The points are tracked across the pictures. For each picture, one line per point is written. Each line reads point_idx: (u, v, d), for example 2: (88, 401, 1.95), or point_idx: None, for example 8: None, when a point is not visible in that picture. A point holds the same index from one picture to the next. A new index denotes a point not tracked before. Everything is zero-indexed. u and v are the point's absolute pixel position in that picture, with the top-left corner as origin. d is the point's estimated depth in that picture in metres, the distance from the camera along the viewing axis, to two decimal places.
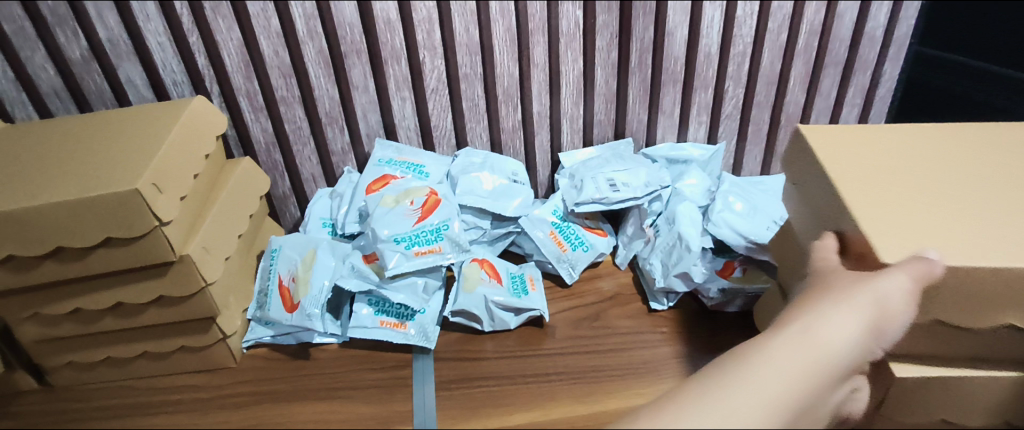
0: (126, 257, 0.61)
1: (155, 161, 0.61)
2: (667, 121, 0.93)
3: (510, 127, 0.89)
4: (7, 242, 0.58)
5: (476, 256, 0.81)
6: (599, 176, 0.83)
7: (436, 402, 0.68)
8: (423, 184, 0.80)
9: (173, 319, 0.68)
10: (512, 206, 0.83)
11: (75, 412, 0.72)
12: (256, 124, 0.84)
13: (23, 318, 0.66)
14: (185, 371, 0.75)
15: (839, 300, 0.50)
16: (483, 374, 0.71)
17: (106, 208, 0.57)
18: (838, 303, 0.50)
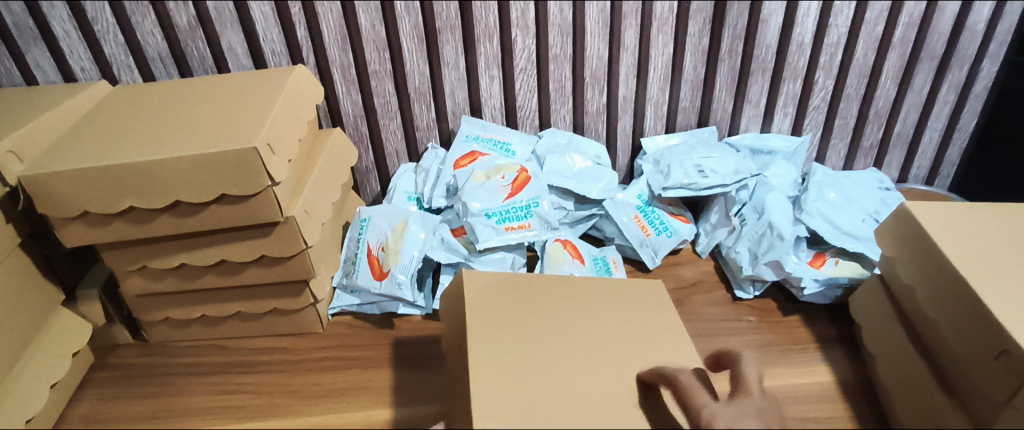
0: (237, 214, 0.63)
1: (268, 123, 0.63)
2: (753, 110, 0.90)
3: (594, 111, 0.89)
4: (129, 194, 0.60)
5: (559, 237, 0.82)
6: (687, 162, 0.84)
7: None
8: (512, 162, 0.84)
9: (271, 280, 0.70)
10: (597, 189, 0.85)
11: (168, 366, 0.73)
12: (346, 97, 0.85)
13: (130, 270, 0.68)
14: (274, 333, 0.76)
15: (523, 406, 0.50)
16: None
17: (224, 165, 0.59)
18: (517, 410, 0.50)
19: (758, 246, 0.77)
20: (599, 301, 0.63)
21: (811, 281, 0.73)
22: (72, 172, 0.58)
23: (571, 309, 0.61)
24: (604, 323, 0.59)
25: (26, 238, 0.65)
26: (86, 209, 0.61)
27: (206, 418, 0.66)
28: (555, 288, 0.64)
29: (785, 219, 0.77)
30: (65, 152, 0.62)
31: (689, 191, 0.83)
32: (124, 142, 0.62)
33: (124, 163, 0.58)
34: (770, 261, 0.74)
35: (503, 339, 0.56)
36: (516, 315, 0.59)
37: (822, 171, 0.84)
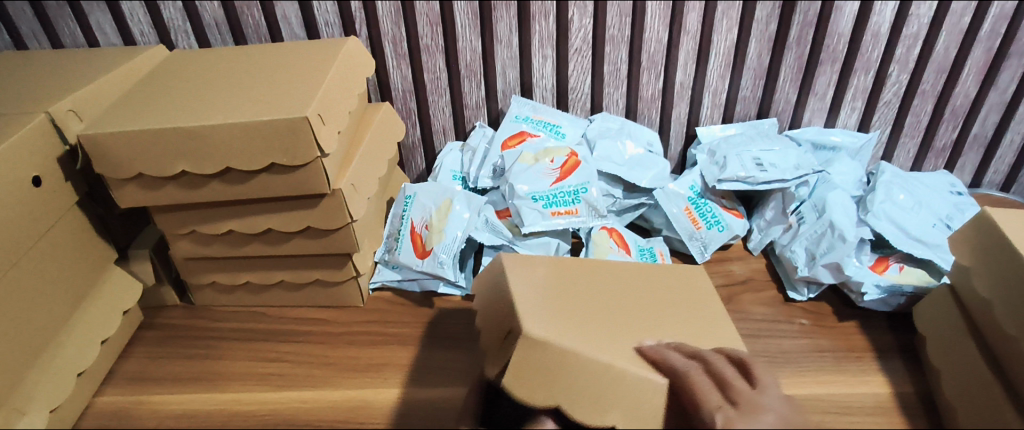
0: (285, 185, 0.62)
1: (319, 94, 0.62)
2: (818, 103, 0.86)
3: (648, 97, 0.86)
4: (182, 159, 0.60)
5: (606, 226, 0.79)
6: (744, 154, 0.80)
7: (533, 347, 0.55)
8: (562, 145, 0.82)
9: (315, 252, 0.70)
10: (650, 178, 0.82)
11: (212, 330, 0.74)
12: (397, 71, 0.84)
13: (180, 234, 0.69)
14: (316, 304, 0.77)
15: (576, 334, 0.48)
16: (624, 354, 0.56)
17: (274, 134, 0.59)
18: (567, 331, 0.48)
19: (816, 246, 0.73)
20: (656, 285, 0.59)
21: (872, 286, 0.69)
22: (129, 134, 0.59)
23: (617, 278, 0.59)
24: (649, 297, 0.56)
25: (83, 198, 0.67)
26: (141, 172, 0.61)
27: (245, 383, 0.67)
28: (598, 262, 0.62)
29: (848, 220, 0.73)
30: (122, 114, 0.63)
31: (746, 184, 0.80)
32: (179, 107, 0.62)
33: (179, 128, 0.58)
34: (828, 264, 0.71)
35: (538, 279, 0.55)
36: (556, 276, 0.57)
37: (893, 170, 0.79)
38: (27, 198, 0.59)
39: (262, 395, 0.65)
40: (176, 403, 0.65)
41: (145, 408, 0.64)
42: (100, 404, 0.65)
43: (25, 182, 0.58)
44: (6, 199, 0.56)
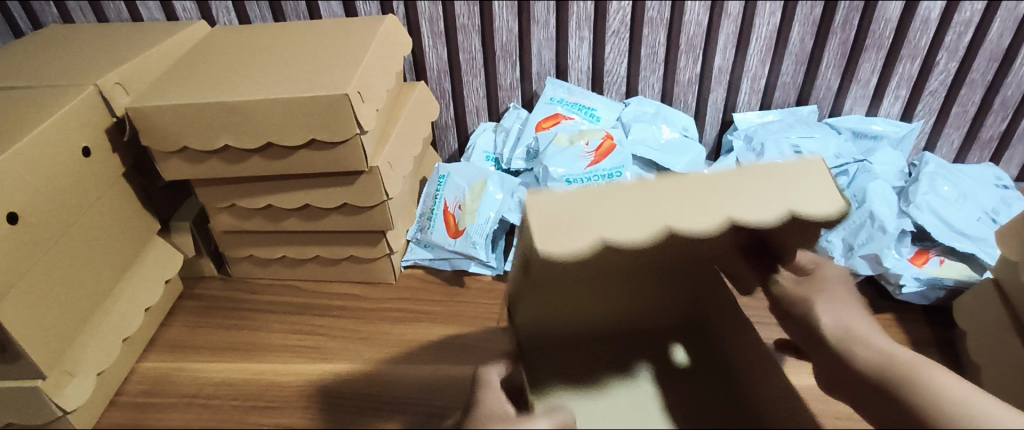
0: (325, 161, 0.63)
1: (359, 72, 0.62)
2: (861, 90, 0.84)
3: (685, 81, 0.85)
4: (226, 133, 0.61)
5: None
6: (783, 141, 0.79)
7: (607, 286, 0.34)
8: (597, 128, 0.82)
9: (351, 228, 0.71)
10: (683, 164, 0.81)
11: (250, 301, 0.76)
12: (432, 50, 0.84)
13: (221, 207, 0.71)
14: (349, 280, 0.78)
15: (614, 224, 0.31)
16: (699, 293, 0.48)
17: (315, 111, 0.59)
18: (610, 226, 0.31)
19: (854, 237, 0.71)
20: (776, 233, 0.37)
21: (911, 279, 0.68)
22: (174, 108, 0.60)
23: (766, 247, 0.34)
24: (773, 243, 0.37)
25: (129, 169, 0.68)
26: (186, 146, 0.63)
27: (282, 355, 0.69)
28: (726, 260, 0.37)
29: (888, 210, 0.72)
30: (167, 88, 0.64)
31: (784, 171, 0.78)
32: (223, 82, 0.64)
33: (223, 102, 0.59)
34: (867, 255, 0.70)
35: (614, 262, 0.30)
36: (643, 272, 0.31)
37: (937, 161, 0.77)
38: (79, 168, 0.60)
39: (299, 367, 0.67)
40: (217, 371, 0.67)
41: (187, 374, 0.67)
42: (143, 369, 0.68)
43: (76, 153, 0.60)
44: (61, 170, 0.58)
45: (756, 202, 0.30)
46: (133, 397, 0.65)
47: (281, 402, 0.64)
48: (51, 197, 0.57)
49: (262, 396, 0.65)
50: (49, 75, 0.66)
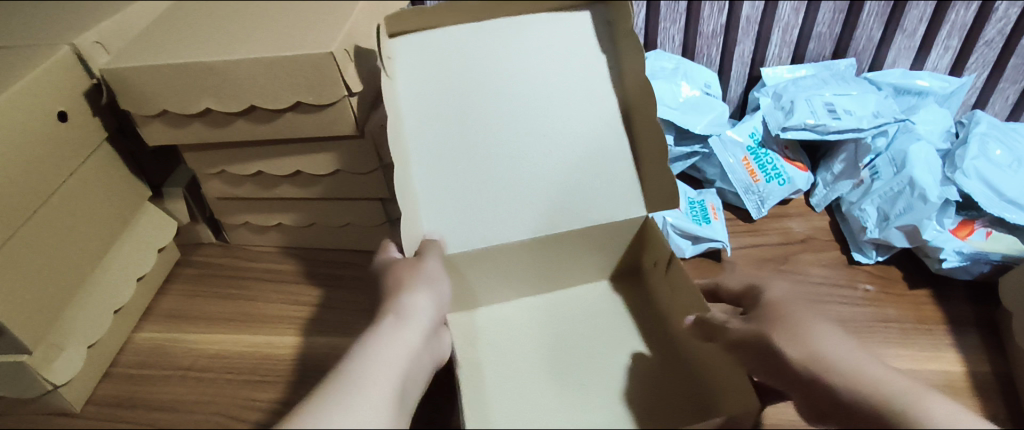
0: (313, 125, 0.59)
1: (347, 28, 0.57)
2: (906, 41, 0.75)
3: (709, 32, 0.78)
4: (205, 96, 0.57)
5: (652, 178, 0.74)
6: (815, 99, 0.72)
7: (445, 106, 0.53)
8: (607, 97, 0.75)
9: (346, 195, 0.67)
10: (703, 126, 0.73)
11: (246, 270, 0.73)
12: None
13: (211, 174, 0.67)
14: (348, 248, 0.74)
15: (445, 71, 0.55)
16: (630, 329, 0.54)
17: (297, 70, 0.55)
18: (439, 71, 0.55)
19: (890, 205, 0.66)
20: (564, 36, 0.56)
21: (953, 253, 0.62)
22: (150, 70, 0.56)
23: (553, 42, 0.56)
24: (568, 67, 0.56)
25: (114, 134, 0.65)
26: (166, 109, 0.59)
27: (277, 327, 0.66)
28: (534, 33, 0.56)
29: (931, 177, 0.65)
30: (145, 46, 0.60)
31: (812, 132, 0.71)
32: (202, 40, 0.59)
33: (200, 63, 0.55)
34: (903, 226, 0.64)
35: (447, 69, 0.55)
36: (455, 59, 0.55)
37: (990, 119, 0.69)
38: (56, 135, 0.57)
39: (293, 340, 0.65)
40: (212, 343, 0.65)
41: (182, 346, 0.65)
42: (139, 340, 0.66)
43: (52, 118, 0.56)
44: (34, 136, 0.55)
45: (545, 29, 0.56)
46: (128, 369, 0.64)
47: (275, 375, 0.62)
48: (25, 165, 0.54)
49: (255, 370, 0.62)
50: (23, 34, 0.62)
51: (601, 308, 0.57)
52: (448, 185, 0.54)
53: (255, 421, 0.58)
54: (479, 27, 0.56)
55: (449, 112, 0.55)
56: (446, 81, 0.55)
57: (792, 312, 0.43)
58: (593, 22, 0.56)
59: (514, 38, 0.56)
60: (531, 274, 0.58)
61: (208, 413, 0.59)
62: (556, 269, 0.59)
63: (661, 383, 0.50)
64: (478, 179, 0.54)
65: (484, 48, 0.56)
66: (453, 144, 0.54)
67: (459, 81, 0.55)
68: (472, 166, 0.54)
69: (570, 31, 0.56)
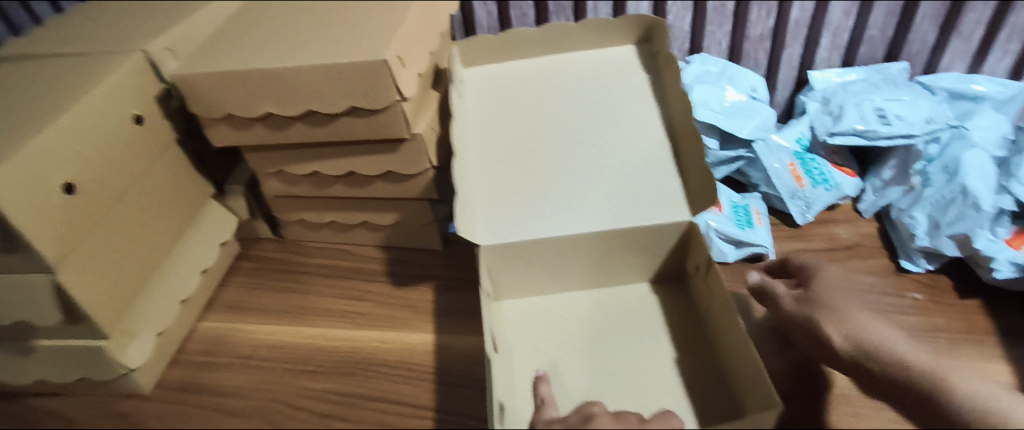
0: (367, 129, 0.62)
1: (400, 35, 0.60)
2: (962, 44, 0.74)
3: (756, 36, 0.77)
4: (268, 101, 0.60)
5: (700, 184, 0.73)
6: (865, 104, 0.71)
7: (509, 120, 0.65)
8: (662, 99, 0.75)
9: (397, 195, 0.70)
10: (750, 128, 0.73)
11: (301, 264, 0.77)
12: (482, 7, 0.80)
13: (269, 173, 0.71)
14: (394, 246, 0.77)
15: (506, 84, 0.70)
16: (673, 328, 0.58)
17: (354, 76, 0.57)
18: (503, 82, 0.70)
19: (941, 214, 0.65)
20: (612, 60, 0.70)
21: (1006, 263, 0.61)
22: (217, 76, 0.60)
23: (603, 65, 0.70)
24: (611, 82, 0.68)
25: (182, 134, 0.69)
26: (231, 112, 0.62)
27: (331, 320, 0.70)
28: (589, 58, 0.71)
29: (985, 186, 0.63)
30: (211, 53, 0.64)
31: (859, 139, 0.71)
32: (265, 47, 0.62)
33: (264, 70, 0.58)
34: (955, 235, 0.63)
35: (509, 82, 0.70)
36: (517, 78, 0.70)
37: None
38: (132, 136, 0.61)
39: (346, 332, 0.68)
40: (270, 333, 0.69)
41: (242, 336, 0.69)
42: (203, 328, 0.71)
43: (128, 121, 0.61)
44: (112, 137, 0.59)
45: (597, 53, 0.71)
46: (193, 355, 0.68)
47: (328, 366, 0.65)
48: (105, 164, 0.58)
49: (310, 360, 0.66)
50: (103, 42, 0.67)
51: (641, 307, 0.62)
52: (494, 182, 0.61)
53: (311, 409, 0.62)
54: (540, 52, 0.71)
55: (507, 122, 0.66)
56: (507, 91, 0.68)
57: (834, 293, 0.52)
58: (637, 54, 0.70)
59: (565, 65, 0.70)
60: (584, 272, 0.62)
61: (267, 399, 0.63)
62: (597, 271, 0.62)
63: (701, 381, 0.55)
64: (519, 177, 0.61)
65: (543, 75, 0.70)
66: (510, 144, 0.64)
67: (522, 98, 0.68)
68: (520, 163, 0.62)
69: (615, 60, 0.70)
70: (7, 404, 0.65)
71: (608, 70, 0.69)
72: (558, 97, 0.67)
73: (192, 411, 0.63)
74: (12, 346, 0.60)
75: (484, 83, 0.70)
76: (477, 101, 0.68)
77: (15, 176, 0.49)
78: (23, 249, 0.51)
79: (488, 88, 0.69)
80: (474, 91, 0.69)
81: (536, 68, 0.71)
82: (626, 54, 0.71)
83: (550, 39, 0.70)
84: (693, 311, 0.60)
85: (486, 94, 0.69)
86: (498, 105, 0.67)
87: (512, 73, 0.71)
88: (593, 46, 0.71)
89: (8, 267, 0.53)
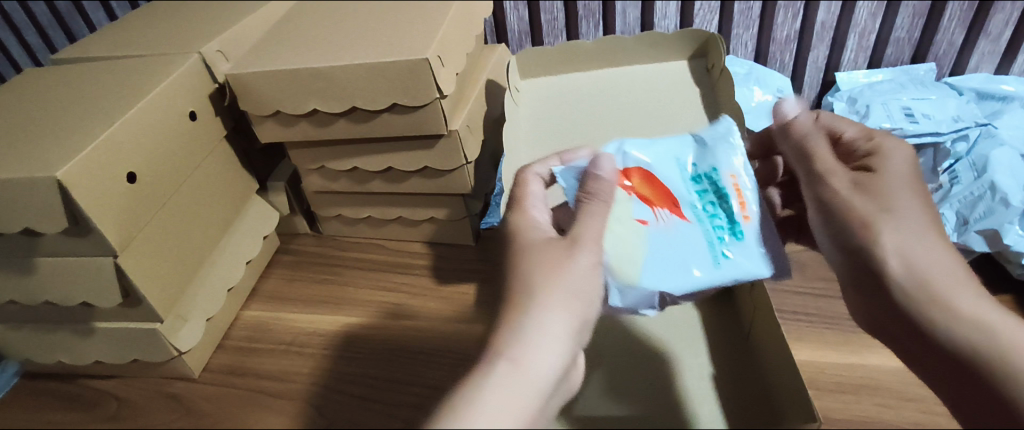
0: (407, 125, 0.65)
1: (439, 36, 0.63)
2: (989, 45, 0.74)
3: (783, 38, 0.79)
4: (314, 98, 0.64)
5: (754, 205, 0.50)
6: (891, 102, 0.72)
7: (560, 130, 0.71)
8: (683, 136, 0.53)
9: (432, 190, 0.73)
10: (631, 270, 0.48)
11: (339, 258, 0.80)
12: (513, 11, 0.83)
13: (311, 169, 0.74)
14: (430, 241, 0.80)
15: (561, 93, 0.75)
16: (715, 342, 0.62)
17: (396, 74, 0.60)
18: (558, 90, 0.75)
19: (970, 210, 0.65)
20: (668, 75, 0.73)
21: None
22: (268, 75, 0.63)
23: (655, 78, 0.73)
24: (664, 95, 0.71)
25: (231, 132, 0.73)
26: (279, 110, 0.66)
27: (367, 310, 0.72)
28: (644, 72, 0.74)
29: (1013, 182, 0.64)
30: (261, 55, 0.67)
31: (695, 258, 0.49)
32: (311, 48, 0.66)
33: (312, 68, 0.62)
34: (984, 230, 0.64)
35: (561, 91, 0.75)
36: (569, 87, 0.75)
37: None
38: (187, 131, 0.65)
39: (382, 322, 0.71)
40: (310, 322, 0.72)
41: (284, 323, 0.72)
42: (247, 317, 0.74)
43: (184, 117, 0.64)
44: (170, 133, 0.63)
45: (654, 68, 0.74)
46: (238, 342, 0.71)
47: (366, 353, 0.68)
48: (165, 157, 0.62)
49: (349, 347, 0.69)
50: (159, 44, 0.71)
51: (685, 319, 0.65)
52: None
53: (351, 393, 0.64)
54: (595, 64, 0.75)
55: (558, 129, 0.71)
56: (561, 100, 0.74)
57: (903, 190, 0.49)
58: (691, 70, 0.73)
59: (619, 77, 0.74)
60: None
61: (310, 383, 0.66)
62: None
63: (743, 391, 0.57)
64: None
65: (598, 86, 0.74)
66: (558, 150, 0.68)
67: (574, 108, 0.72)
68: None
69: (670, 74, 0.73)
70: (65, 384, 0.69)
71: (664, 84, 0.72)
72: (608, 107, 0.71)
73: (239, 393, 0.66)
74: (72, 328, 0.64)
75: (539, 91, 0.75)
76: (531, 109, 0.74)
77: (88, 165, 0.53)
78: (90, 233, 0.55)
79: (544, 96, 0.75)
80: (531, 101, 0.74)
81: (589, 79, 0.75)
82: (679, 68, 0.73)
83: (607, 53, 0.74)
84: (737, 320, 0.64)
85: (542, 103, 0.74)
86: (552, 112, 0.73)
87: (565, 83, 0.76)
88: (648, 59, 0.74)
89: (75, 251, 0.57)
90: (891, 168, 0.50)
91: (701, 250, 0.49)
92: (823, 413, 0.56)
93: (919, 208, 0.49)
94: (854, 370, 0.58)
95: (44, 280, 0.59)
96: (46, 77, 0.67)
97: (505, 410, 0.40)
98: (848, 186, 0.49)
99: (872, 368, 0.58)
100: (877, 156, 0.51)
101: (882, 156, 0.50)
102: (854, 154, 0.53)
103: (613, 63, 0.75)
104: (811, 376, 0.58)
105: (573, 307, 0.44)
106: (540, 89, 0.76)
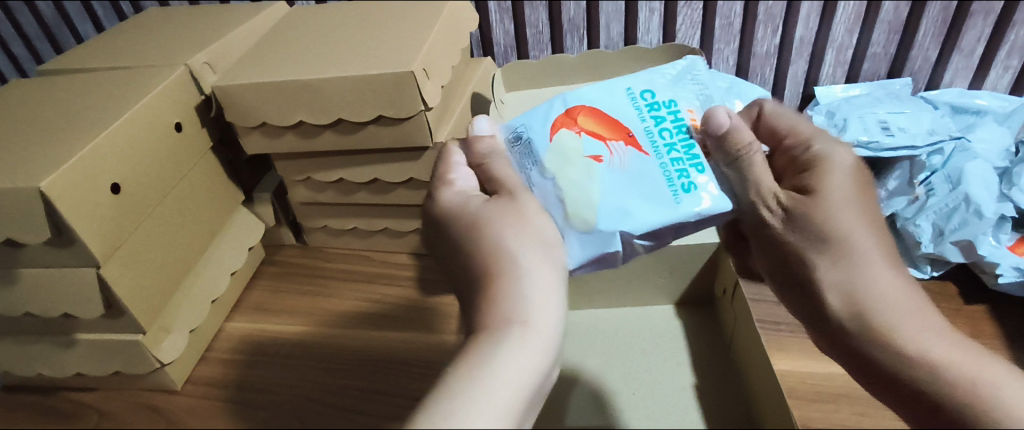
0: (393, 137, 0.65)
1: (425, 49, 0.64)
2: (963, 61, 0.77)
3: (762, 53, 0.81)
4: (300, 110, 0.64)
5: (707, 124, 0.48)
6: (868, 116, 0.73)
7: None
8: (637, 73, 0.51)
9: (417, 202, 0.73)
10: (584, 218, 0.45)
11: (324, 270, 0.80)
12: (499, 25, 0.84)
13: (297, 180, 0.75)
14: (416, 252, 0.80)
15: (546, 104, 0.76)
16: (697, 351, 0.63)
17: (382, 86, 0.61)
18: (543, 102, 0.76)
19: (946, 221, 0.67)
20: None
21: (1010, 268, 0.64)
22: (254, 86, 0.64)
23: None
24: None
25: (217, 144, 0.73)
26: (266, 121, 0.66)
27: (352, 321, 0.72)
28: None
29: (986, 194, 0.66)
30: (248, 67, 0.68)
31: (654, 199, 0.44)
32: (298, 61, 0.67)
33: (298, 80, 0.62)
34: (961, 242, 0.65)
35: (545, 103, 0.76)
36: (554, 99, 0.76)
37: None
38: (172, 143, 0.65)
39: (369, 333, 0.71)
40: (294, 334, 0.72)
41: (267, 335, 0.72)
42: (231, 329, 0.74)
43: (170, 128, 0.65)
44: (156, 143, 0.63)
45: None
46: (222, 354, 0.71)
47: (351, 365, 0.68)
48: (150, 168, 0.62)
49: (334, 358, 0.69)
50: (146, 56, 0.71)
51: (667, 327, 0.66)
52: None
53: (336, 406, 0.64)
54: (578, 78, 0.76)
55: None
56: None
57: (848, 210, 0.50)
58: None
59: None
60: (616, 291, 0.67)
61: (293, 394, 0.65)
62: (622, 291, 0.67)
63: (725, 398, 0.58)
64: None
65: None
66: None
67: None
68: None
69: None
70: (45, 397, 0.68)
71: None
72: None
73: (222, 405, 0.66)
74: (54, 339, 0.64)
75: (523, 103, 0.76)
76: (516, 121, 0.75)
77: (73, 176, 0.53)
78: (73, 244, 0.55)
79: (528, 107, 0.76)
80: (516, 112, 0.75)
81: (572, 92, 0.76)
82: None
83: (591, 66, 0.75)
84: (718, 328, 0.65)
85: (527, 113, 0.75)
86: None
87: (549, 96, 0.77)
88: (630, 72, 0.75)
89: (58, 263, 0.57)
90: (832, 183, 0.50)
91: (655, 183, 0.45)
92: (803, 422, 0.56)
93: (872, 245, 0.51)
94: (833, 379, 0.59)
95: (26, 292, 0.59)
96: (32, 87, 0.67)
97: (520, 366, 0.39)
98: (778, 213, 0.50)
99: (850, 378, 0.59)
100: (815, 170, 0.51)
101: (829, 161, 0.51)
102: (797, 162, 0.52)
103: (597, 77, 0.76)
104: (791, 386, 0.59)
105: (551, 262, 0.43)
106: (525, 101, 0.76)
